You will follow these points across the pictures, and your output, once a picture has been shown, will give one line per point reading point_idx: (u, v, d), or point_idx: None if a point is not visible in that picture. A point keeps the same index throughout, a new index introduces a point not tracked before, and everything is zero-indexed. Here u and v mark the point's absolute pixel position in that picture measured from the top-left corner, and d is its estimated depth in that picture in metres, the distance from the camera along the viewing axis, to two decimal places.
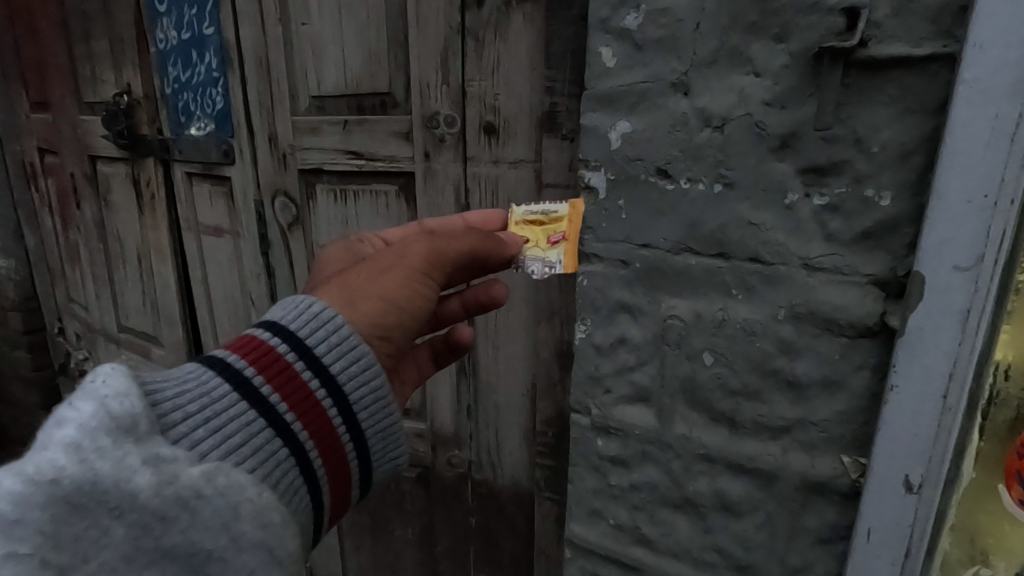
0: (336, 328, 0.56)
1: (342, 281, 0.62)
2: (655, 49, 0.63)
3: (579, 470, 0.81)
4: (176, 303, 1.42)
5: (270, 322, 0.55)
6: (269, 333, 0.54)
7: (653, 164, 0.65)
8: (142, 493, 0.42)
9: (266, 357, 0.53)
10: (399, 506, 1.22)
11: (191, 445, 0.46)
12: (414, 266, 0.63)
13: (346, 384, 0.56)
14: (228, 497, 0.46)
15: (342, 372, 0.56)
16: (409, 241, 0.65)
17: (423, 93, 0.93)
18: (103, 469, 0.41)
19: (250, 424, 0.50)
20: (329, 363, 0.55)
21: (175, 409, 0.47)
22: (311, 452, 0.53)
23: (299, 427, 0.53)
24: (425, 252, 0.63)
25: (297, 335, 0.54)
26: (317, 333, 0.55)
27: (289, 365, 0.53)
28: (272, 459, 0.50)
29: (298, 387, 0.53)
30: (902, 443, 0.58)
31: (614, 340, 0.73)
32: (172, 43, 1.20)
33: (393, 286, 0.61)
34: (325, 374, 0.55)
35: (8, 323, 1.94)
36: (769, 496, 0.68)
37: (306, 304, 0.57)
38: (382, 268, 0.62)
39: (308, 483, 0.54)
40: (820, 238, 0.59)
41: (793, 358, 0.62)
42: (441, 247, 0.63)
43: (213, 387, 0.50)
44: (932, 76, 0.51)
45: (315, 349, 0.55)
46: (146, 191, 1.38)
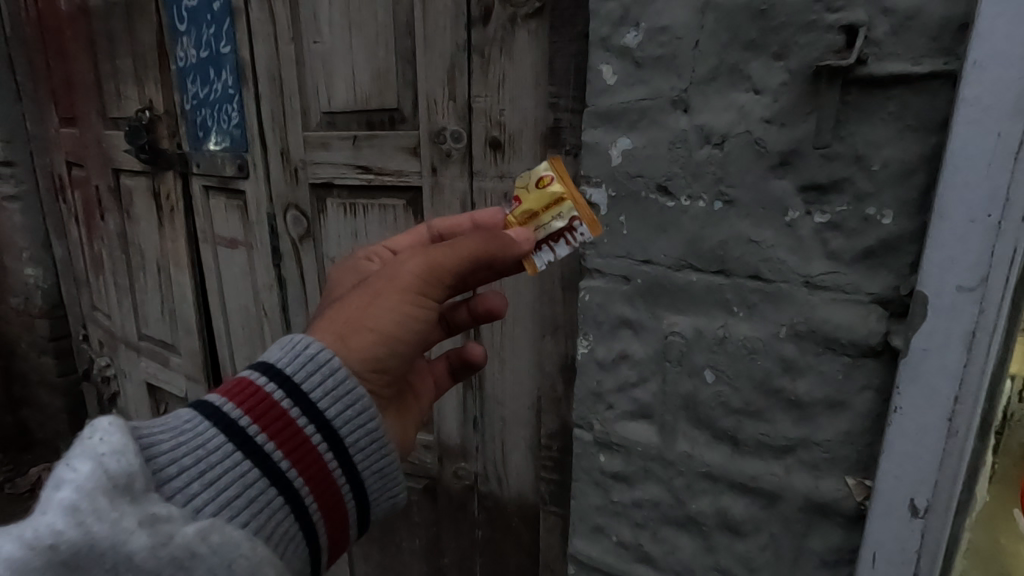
0: (331, 371, 0.57)
1: (334, 312, 0.61)
2: (654, 67, 0.63)
3: (582, 485, 0.80)
4: (193, 313, 1.46)
5: (266, 363, 0.56)
6: (264, 378, 0.55)
7: (653, 181, 0.65)
8: (137, 555, 0.44)
9: (260, 405, 0.54)
10: (407, 517, 1.23)
11: (186, 501, 0.49)
12: (408, 286, 0.60)
13: (342, 428, 0.57)
14: (221, 554, 0.48)
15: (337, 417, 0.57)
16: (402, 258, 0.62)
17: (430, 109, 0.95)
18: (101, 531, 0.42)
19: (244, 475, 0.52)
20: (325, 409, 0.56)
21: (170, 463, 0.50)
22: (306, 497, 0.55)
23: (294, 475, 0.54)
24: (418, 271, 0.61)
25: (293, 380, 0.55)
26: (312, 377, 0.56)
27: (284, 413, 0.55)
28: (265, 508, 0.53)
29: (293, 434, 0.55)
30: (908, 467, 0.56)
31: (616, 355, 0.72)
32: (192, 61, 1.23)
33: (382, 316, 0.60)
34: (321, 419, 0.56)
35: (35, 330, 2.00)
36: (773, 517, 0.66)
37: (302, 344, 0.57)
38: (372, 294, 0.61)
39: (304, 527, 0.56)
40: (822, 256, 0.58)
41: (795, 377, 0.62)
42: (437, 263, 0.60)
43: (208, 438, 0.52)
44: (934, 93, 0.51)
45: (311, 394, 0.56)
46: (166, 203, 1.42)
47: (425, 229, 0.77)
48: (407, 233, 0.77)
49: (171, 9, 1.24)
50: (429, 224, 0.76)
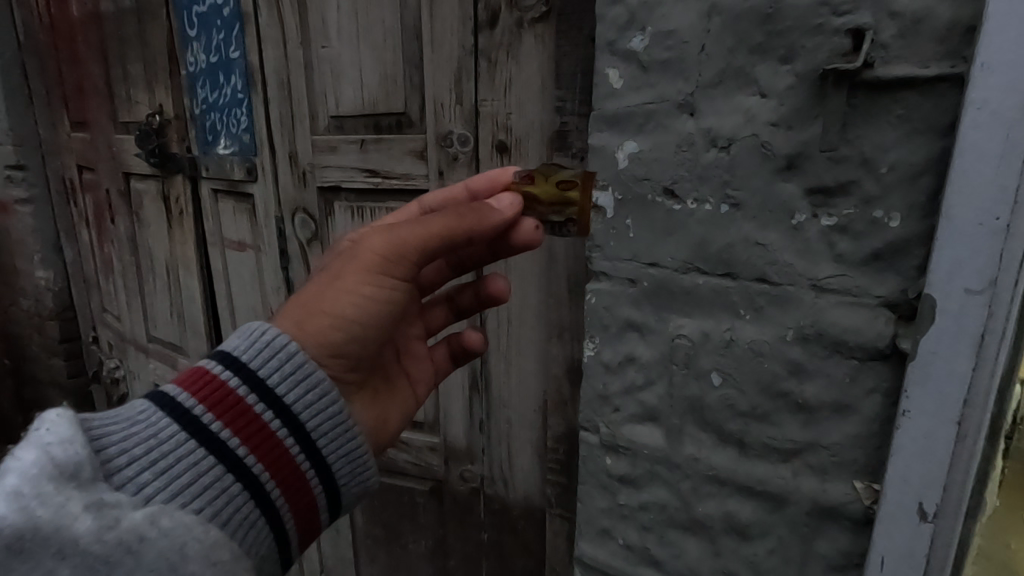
0: (288, 356, 0.59)
1: (300, 297, 0.65)
2: (661, 70, 0.63)
3: (588, 488, 0.80)
4: (201, 315, 1.47)
5: (223, 353, 0.59)
6: (220, 367, 0.58)
7: (660, 185, 0.65)
8: (82, 539, 0.44)
9: (216, 394, 0.56)
10: (413, 519, 1.23)
11: (136, 490, 0.49)
12: (367, 266, 0.63)
13: (301, 412, 0.60)
14: (173, 539, 0.49)
15: (296, 401, 0.59)
16: (367, 238, 0.65)
17: (437, 113, 0.95)
18: (45, 516, 0.43)
19: (199, 463, 0.53)
20: (283, 394, 0.59)
21: (120, 454, 0.51)
22: (266, 482, 0.57)
23: (252, 460, 0.56)
24: (378, 250, 0.63)
25: (249, 367, 0.58)
26: (269, 364, 0.59)
27: (241, 400, 0.57)
28: (222, 495, 0.54)
29: (250, 420, 0.57)
30: (915, 470, 0.56)
31: (622, 358, 0.73)
32: (202, 66, 1.25)
33: (340, 300, 0.63)
34: (279, 404, 0.58)
35: (46, 332, 2.02)
36: (780, 520, 0.66)
37: (259, 331, 0.60)
38: (333, 278, 0.64)
39: (265, 512, 0.57)
40: (829, 259, 0.58)
41: (802, 380, 0.61)
42: (397, 241, 0.63)
43: (161, 428, 0.53)
44: (941, 96, 0.51)
45: (268, 380, 0.58)
46: (175, 206, 1.43)
47: (414, 206, 0.79)
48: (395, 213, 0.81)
49: (182, 15, 1.25)
50: (419, 201, 0.79)
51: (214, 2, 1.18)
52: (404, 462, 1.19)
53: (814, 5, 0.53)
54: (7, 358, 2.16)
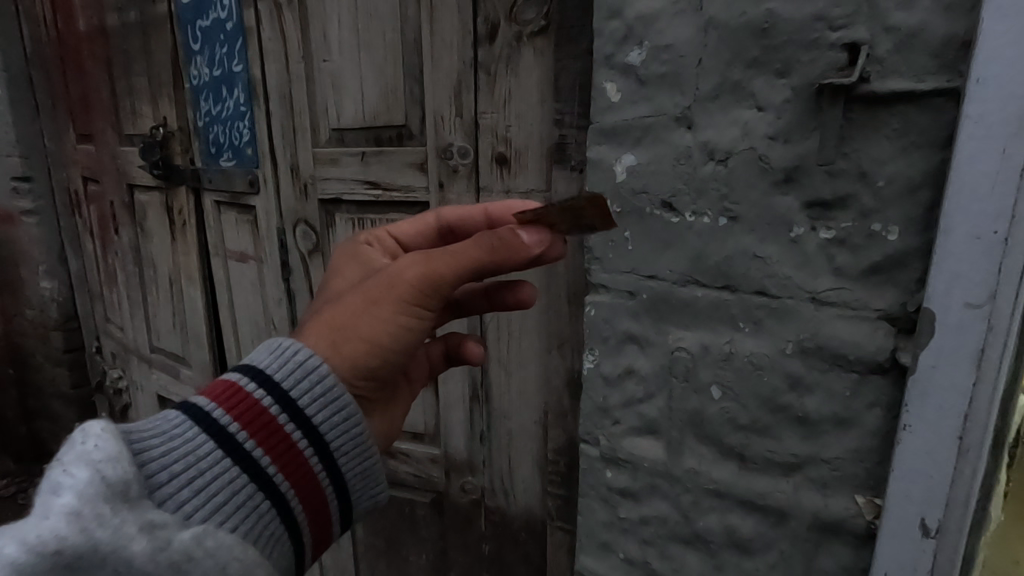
0: (320, 378, 0.58)
1: (330, 315, 0.62)
2: (658, 84, 0.63)
3: (589, 501, 0.80)
4: (204, 325, 1.47)
5: (253, 368, 0.57)
6: (253, 384, 0.56)
7: (658, 198, 0.65)
8: (137, 559, 0.44)
9: (249, 411, 0.55)
10: (414, 531, 1.22)
11: (177, 507, 0.49)
12: (403, 296, 0.61)
13: (328, 433, 0.59)
14: (216, 558, 0.49)
15: (324, 422, 0.58)
16: (402, 262, 0.62)
17: (437, 125, 0.96)
18: (104, 536, 0.43)
19: (233, 481, 0.53)
20: (313, 415, 0.58)
21: (161, 469, 0.50)
22: (293, 501, 0.57)
23: (282, 479, 0.56)
24: (414, 279, 0.60)
25: (281, 387, 0.57)
26: (300, 385, 0.57)
27: (272, 419, 0.56)
28: (253, 513, 0.53)
29: (281, 439, 0.56)
30: (917, 485, 0.56)
31: (622, 371, 0.72)
32: (205, 80, 1.26)
33: (375, 325, 0.61)
34: (309, 425, 0.57)
35: (50, 342, 2.03)
36: (781, 535, 0.66)
37: (290, 348, 0.59)
38: (367, 300, 0.61)
39: (290, 530, 0.57)
40: (828, 272, 0.58)
41: (802, 393, 0.61)
42: (433, 270, 0.60)
43: (198, 444, 0.52)
44: (937, 110, 0.51)
45: (298, 401, 0.57)
46: (178, 218, 1.44)
47: (480, 212, 0.74)
48: (407, 221, 0.77)
49: (186, 29, 1.27)
50: (485, 210, 0.74)
51: (217, 17, 1.19)
52: (405, 473, 1.19)
53: (810, 20, 0.54)
54: (11, 368, 2.16)
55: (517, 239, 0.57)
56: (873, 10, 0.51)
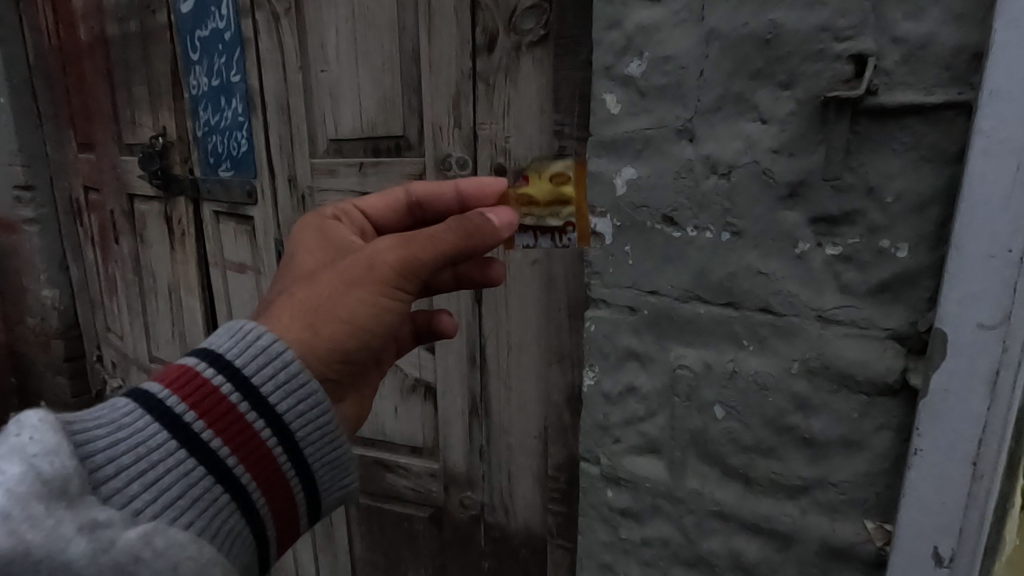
0: (284, 365, 0.56)
1: (301, 300, 0.60)
2: (659, 96, 0.62)
3: (589, 520, 0.78)
4: (203, 334, 1.46)
5: (212, 353, 0.55)
6: (212, 370, 0.54)
7: (659, 212, 0.64)
8: (77, 562, 0.43)
9: (208, 399, 0.53)
10: (412, 547, 1.20)
11: (125, 503, 0.47)
12: (381, 277, 0.61)
13: (293, 422, 0.57)
14: (167, 558, 0.47)
15: (289, 411, 0.56)
16: (376, 245, 0.62)
17: (436, 135, 0.95)
18: (35, 539, 0.41)
19: (188, 473, 0.50)
20: (276, 404, 0.56)
21: (108, 462, 0.48)
22: (254, 493, 0.55)
23: (242, 471, 0.54)
24: (392, 263, 0.61)
25: (243, 374, 0.54)
26: (263, 371, 0.55)
27: (233, 408, 0.53)
28: (211, 507, 0.51)
29: (242, 429, 0.54)
30: (929, 511, 0.54)
31: (623, 388, 0.70)
32: (204, 90, 1.26)
33: (353, 308, 0.60)
34: (272, 413, 0.55)
35: (51, 351, 2.02)
36: (788, 560, 0.63)
37: (250, 332, 0.56)
38: (343, 283, 0.60)
39: (251, 523, 0.55)
40: (834, 290, 0.56)
41: (808, 414, 0.59)
42: (413, 255, 0.60)
43: (150, 435, 0.50)
44: (948, 124, 0.49)
45: (262, 389, 0.55)
46: (178, 228, 1.43)
47: (451, 190, 0.75)
48: (378, 195, 0.78)
49: (185, 39, 1.27)
50: (456, 184, 0.75)
51: (216, 26, 1.19)
52: (403, 487, 1.17)
53: (814, 30, 0.52)
54: (13, 376, 2.16)
55: (488, 223, 0.61)
56: (880, 20, 0.50)
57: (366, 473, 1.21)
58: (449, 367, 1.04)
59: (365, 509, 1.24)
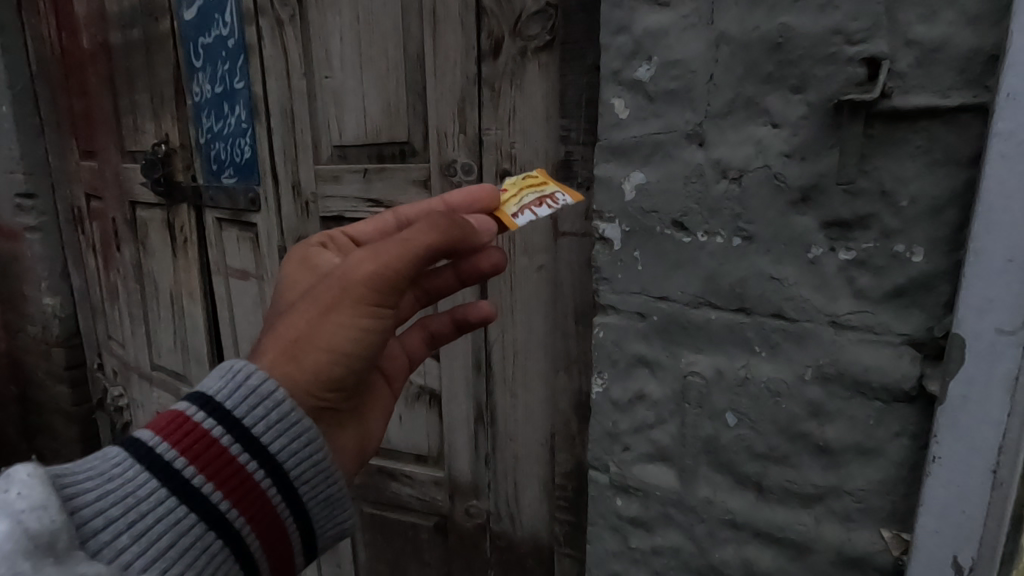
0: (275, 404, 0.55)
1: (285, 330, 0.58)
2: (668, 100, 0.61)
3: (598, 530, 0.77)
4: (205, 342, 1.45)
5: (202, 395, 0.53)
6: (202, 414, 0.52)
7: (668, 216, 0.63)
8: None
9: (199, 443, 0.51)
10: (417, 556, 1.19)
11: (114, 556, 0.46)
12: (358, 293, 0.57)
13: (285, 461, 0.55)
14: None
15: (281, 450, 0.55)
16: (348, 261, 0.59)
17: (441, 142, 0.94)
18: None
19: (179, 521, 0.49)
20: (270, 445, 0.54)
21: (96, 515, 0.47)
22: (248, 536, 0.53)
23: (235, 515, 0.52)
24: (367, 277, 0.57)
25: (234, 416, 0.53)
26: (254, 412, 0.54)
27: (224, 450, 0.52)
28: (202, 554, 0.50)
29: (234, 471, 0.52)
30: (947, 520, 0.53)
31: (632, 396, 0.69)
32: (207, 97, 1.25)
33: (333, 327, 0.57)
34: (264, 454, 0.54)
35: (51, 359, 2.01)
36: (802, 569, 0.62)
37: (241, 371, 0.55)
38: (321, 304, 0.57)
39: (245, 568, 0.53)
40: (848, 294, 0.55)
41: (822, 422, 0.58)
42: (385, 270, 0.57)
43: (140, 483, 0.49)
44: (964, 127, 0.48)
45: (253, 429, 0.54)
46: (180, 235, 1.43)
47: (440, 204, 0.70)
48: (368, 221, 0.76)
49: (188, 46, 1.27)
50: (443, 198, 0.69)
51: (219, 33, 1.19)
52: (408, 496, 1.16)
53: (826, 33, 0.52)
54: (14, 385, 2.15)
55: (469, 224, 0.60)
56: (894, 23, 0.49)
57: (369, 482, 1.20)
58: (454, 375, 1.03)
59: (370, 518, 1.23)
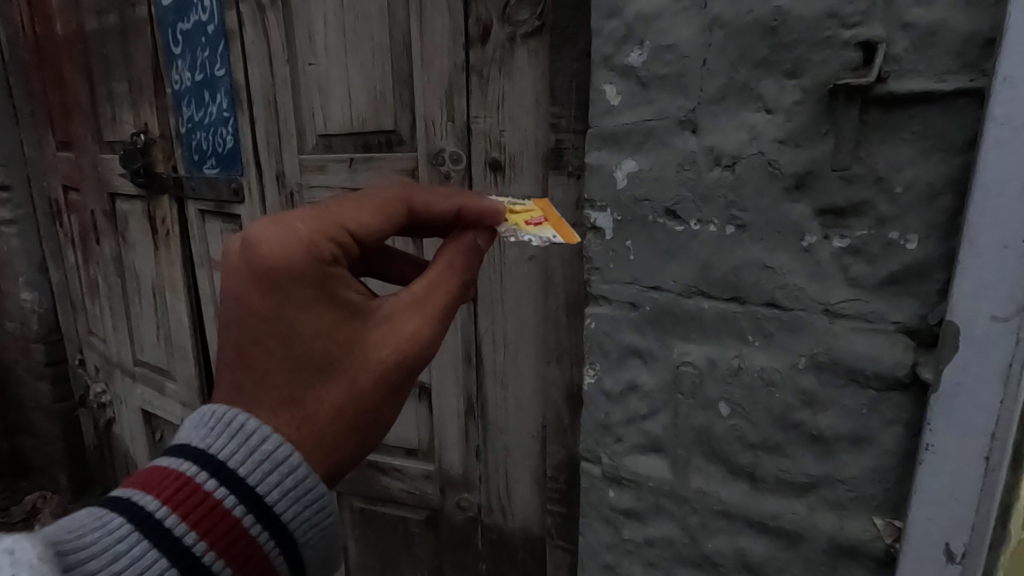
0: (291, 471, 0.48)
1: (331, 398, 0.50)
2: (660, 86, 0.60)
3: (590, 522, 0.76)
4: (188, 337, 1.43)
5: (210, 458, 0.46)
6: (214, 481, 0.45)
7: (661, 205, 0.62)
8: None
9: (209, 515, 0.44)
10: (408, 550, 1.18)
11: None
12: (416, 359, 0.54)
13: (299, 530, 0.49)
14: None
15: (295, 519, 0.48)
16: (397, 321, 0.54)
17: (429, 130, 0.93)
18: None
19: None
20: (285, 514, 0.47)
21: None
22: None
23: None
24: (426, 342, 0.55)
25: (247, 483, 0.46)
26: (269, 478, 0.47)
27: (237, 524, 0.45)
28: None
29: (246, 546, 0.45)
30: (940, 507, 0.53)
31: (625, 386, 0.69)
32: (187, 85, 1.22)
33: (390, 397, 0.54)
34: (278, 524, 0.47)
35: (31, 355, 1.97)
36: (794, 558, 0.62)
37: (255, 434, 0.47)
38: (379, 369, 0.52)
39: None
40: (842, 283, 0.55)
41: (816, 410, 0.58)
42: (443, 331, 0.56)
43: (143, 564, 0.42)
44: (960, 112, 0.48)
45: (266, 497, 0.47)
46: (161, 227, 1.40)
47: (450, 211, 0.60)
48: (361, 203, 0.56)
49: (166, 32, 1.23)
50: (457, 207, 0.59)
51: (198, 19, 1.15)
52: (398, 490, 1.15)
53: (821, 17, 0.51)
54: None
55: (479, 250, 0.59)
56: (889, 6, 0.48)
57: (359, 477, 1.19)
58: (444, 368, 1.02)
59: (360, 513, 1.22)
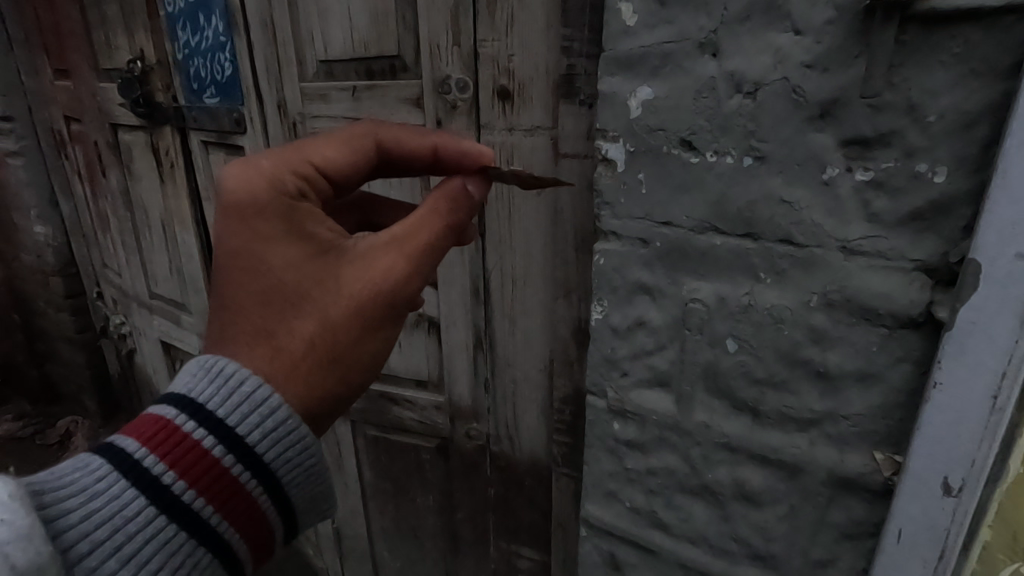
0: (270, 412, 0.53)
1: (306, 328, 0.56)
2: (681, 4, 0.56)
3: (595, 451, 0.78)
4: (200, 271, 1.44)
5: (190, 403, 0.52)
6: (194, 425, 0.51)
7: (676, 135, 0.59)
8: None
9: (187, 456, 0.50)
10: (420, 475, 1.23)
11: None
12: (386, 294, 0.58)
13: (279, 467, 0.55)
14: None
15: (274, 458, 0.54)
16: (367, 258, 0.58)
17: (434, 56, 0.88)
18: None
19: (168, 538, 0.49)
20: (262, 453, 0.53)
21: (81, 538, 0.47)
22: (238, 542, 0.53)
23: (226, 527, 0.52)
24: (395, 279, 0.58)
25: (226, 425, 0.52)
26: (248, 420, 0.52)
27: (216, 463, 0.51)
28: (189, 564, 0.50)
29: (226, 483, 0.51)
30: (942, 443, 0.53)
31: (632, 322, 0.69)
32: (181, 7, 1.16)
33: (364, 330, 0.58)
34: (257, 463, 0.53)
35: (51, 288, 2.01)
36: (793, 489, 0.64)
37: (233, 377, 0.53)
38: (350, 301, 0.57)
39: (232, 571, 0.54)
40: (862, 219, 0.53)
41: (824, 348, 0.58)
42: (416, 269, 0.59)
43: (126, 503, 0.48)
44: (1008, 31, 0.44)
45: (247, 438, 0.52)
46: (166, 159, 1.37)
47: (427, 149, 0.66)
48: (338, 150, 0.62)
49: None
50: (433, 146, 0.66)
51: None
52: (409, 419, 1.19)
53: None
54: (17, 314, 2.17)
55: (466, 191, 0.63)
56: None
57: (371, 407, 1.22)
58: (452, 303, 1.03)
59: (373, 440, 1.26)
